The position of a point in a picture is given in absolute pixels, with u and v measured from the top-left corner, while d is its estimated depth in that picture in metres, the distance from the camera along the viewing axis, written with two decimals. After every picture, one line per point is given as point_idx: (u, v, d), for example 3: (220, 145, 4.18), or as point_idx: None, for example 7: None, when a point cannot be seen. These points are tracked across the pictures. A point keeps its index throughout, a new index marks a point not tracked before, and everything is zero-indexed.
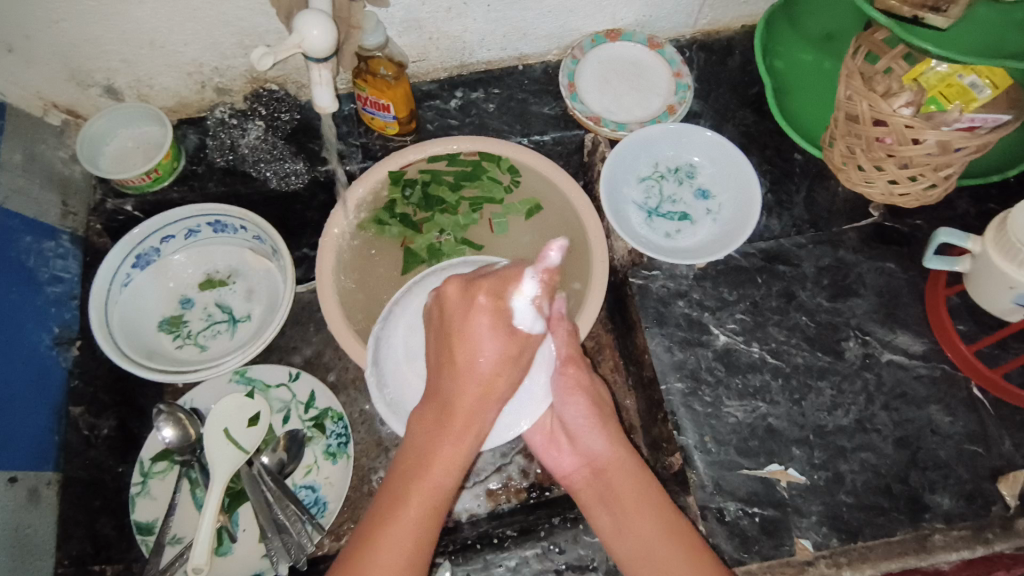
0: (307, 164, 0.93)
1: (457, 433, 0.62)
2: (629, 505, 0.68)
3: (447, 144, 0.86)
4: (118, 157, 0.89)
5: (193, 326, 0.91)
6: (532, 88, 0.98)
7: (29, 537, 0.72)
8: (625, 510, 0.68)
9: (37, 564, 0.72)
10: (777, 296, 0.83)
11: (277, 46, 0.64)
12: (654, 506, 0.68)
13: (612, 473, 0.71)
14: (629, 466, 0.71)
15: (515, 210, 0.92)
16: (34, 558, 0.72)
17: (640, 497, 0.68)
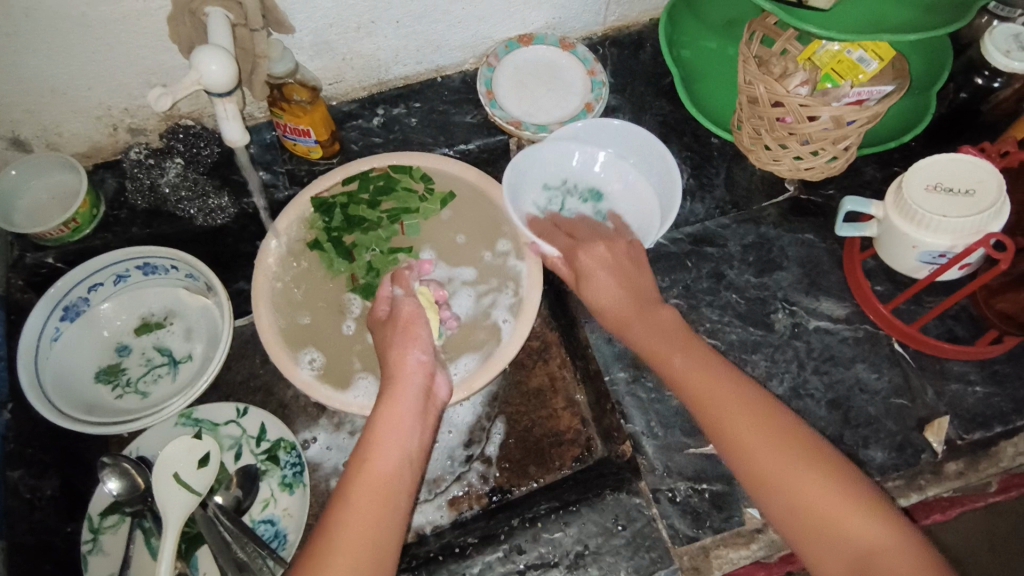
0: (232, 198, 0.92)
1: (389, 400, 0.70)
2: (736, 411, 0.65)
3: (369, 162, 0.90)
4: (33, 210, 0.86)
5: (132, 372, 0.89)
6: (452, 98, 0.99)
7: None
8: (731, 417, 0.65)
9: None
10: (707, 278, 0.86)
11: (176, 85, 0.64)
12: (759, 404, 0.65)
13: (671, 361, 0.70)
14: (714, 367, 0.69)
15: (434, 212, 0.91)
16: None
17: (736, 395, 0.66)
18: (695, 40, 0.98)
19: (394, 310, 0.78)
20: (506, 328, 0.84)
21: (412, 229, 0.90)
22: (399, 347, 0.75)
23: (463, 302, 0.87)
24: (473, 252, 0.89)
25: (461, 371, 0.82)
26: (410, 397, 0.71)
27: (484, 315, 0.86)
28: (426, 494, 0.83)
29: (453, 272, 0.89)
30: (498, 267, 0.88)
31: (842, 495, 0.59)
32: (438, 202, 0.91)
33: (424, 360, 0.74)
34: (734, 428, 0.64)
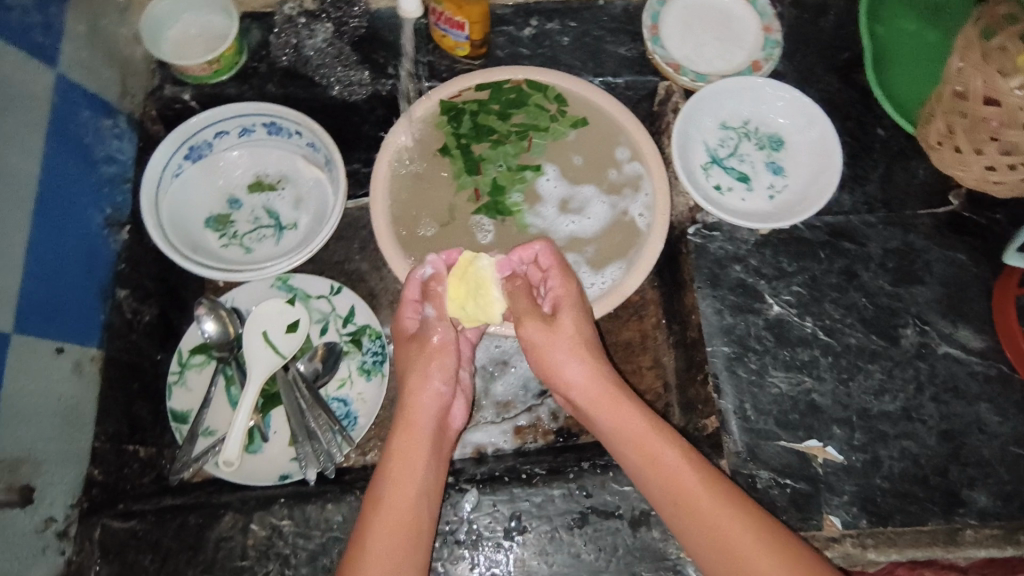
0: (372, 75, 0.89)
1: (399, 445, 0.68)
2: (659, 483, 0.65)
3: (513, 73, 0.85)
4: (179, 42, 0.85)
5: (240, 227, 0.90)
6: (611, 25, 0.92)
7: (77, 410, 0.68)
8: (660, 489, 0.65)
9: (77, 437, 0.67)
10: (838, 274, 0.80)
11: None
12: (696, 479, 0.64)
13: (639, 435, 0.67)
14: (671, 436, 0.67)
15: (563, 134, 0.87)
16: (79, 433, 0.68)
17: (721, 506, 0.63)
18: (890, 18, 0.90)
19: (426, 333, 0.73)
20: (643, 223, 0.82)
21: (538, 149, 0.86)
22: (417, 377, 0.72)
23: (597, 211, 0.83)
24: (596, 174, 0.85)
25: (611, 279, 0.80)
26: (425, 429, 0.70)
27: (613, 226, 0.83)
28: (491, 416, 0.86)
29: (573, 191, 0.84)
30: (624, 183, 0.84)
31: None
32: (569, 126, 0.87)
33: (441, 388, 0.71)
34: (677, 506, 0.64)
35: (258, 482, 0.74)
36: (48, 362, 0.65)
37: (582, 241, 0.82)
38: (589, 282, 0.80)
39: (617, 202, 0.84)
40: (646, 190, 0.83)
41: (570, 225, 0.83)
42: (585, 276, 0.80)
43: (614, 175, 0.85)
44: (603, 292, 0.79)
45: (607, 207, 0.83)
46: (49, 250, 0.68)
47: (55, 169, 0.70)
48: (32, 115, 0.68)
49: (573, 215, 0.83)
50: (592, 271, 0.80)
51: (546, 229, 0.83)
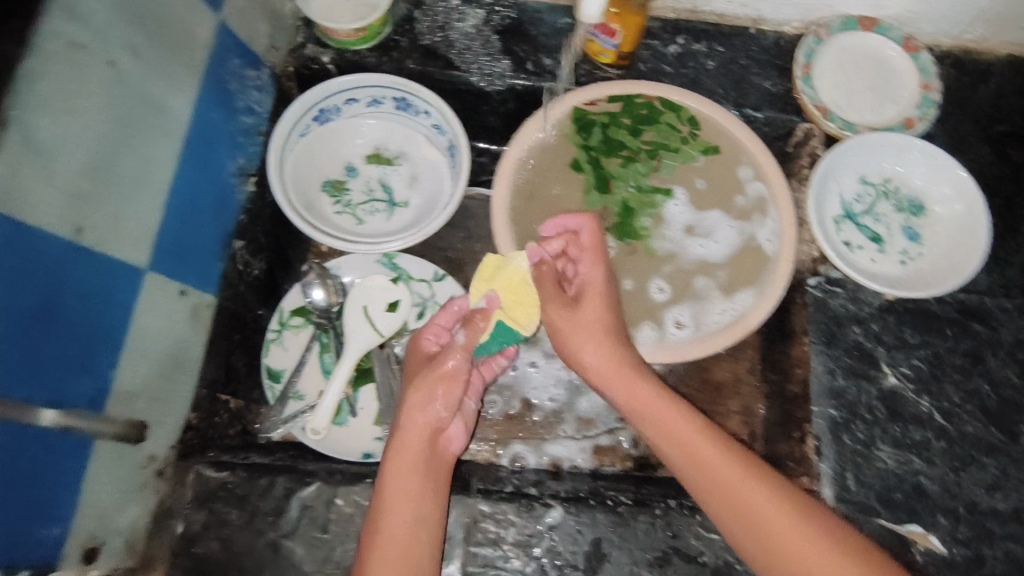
0: (513, 68, 0.86)
1: (394, 461, 0.66)
2: (684, 453, 0.65)
3: (654, 89, 0.83)
4: (330, 4, 0.84)
5: (354, 197, 0.90)
6: (759, 56, 0.89)
7: (186, 355, 0.68)
8: (682, 457, 0.65)
9: (184, 378, 0.68)
10: (962, 355, 0.77)
11: None
12: (719, 450, 0.64)
13: (676, 431, 0.66)
14: (707, 427, 0.65)
15: (693, 158, 0.84)
16: (184, 377, 0.68)
17: (763, 495, 0.60)
18: None
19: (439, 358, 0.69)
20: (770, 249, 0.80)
21: (667, 170, 0.84)
22: (416, 399, 0.69)
23: (724, 236, 0.81)
24: (724, 203, 0.82)
25: (740, 306, 0.78)
26: (419, 443, 0.68)
27: (739, 257, 0.80)
28: (571, 431, 0.85)
29: (699, 217, 0.82)
30: (752, 209, 0.82)
31: (814, 553, 0.57)
32: (699, 150, 0.84)
33: (433, 414, 0.68)
34: (701, 479, 0.63)
35: (342, 455, 0.75)
36: (172, 303, 0.66)
37: (712, 266, 0.80)
38: (717, 307, 0.79)
39: (742, 234, 0.81)
40: (772, 216, 0.80)
41: (698, 249, 0.81)
42: (714, 301, 0.79)
43: (739, 203, 0.82)
44: (732, 318, 0.77)
45: (734, 234, 0.81)
46: (185, 194, 0.68)
47: (202, 114, 0.70)
48: (194, 56, 0.67)
49: (700, 239, 0.81)
50: (724, 298, 0.78)
51: (675, 250, 0.81)
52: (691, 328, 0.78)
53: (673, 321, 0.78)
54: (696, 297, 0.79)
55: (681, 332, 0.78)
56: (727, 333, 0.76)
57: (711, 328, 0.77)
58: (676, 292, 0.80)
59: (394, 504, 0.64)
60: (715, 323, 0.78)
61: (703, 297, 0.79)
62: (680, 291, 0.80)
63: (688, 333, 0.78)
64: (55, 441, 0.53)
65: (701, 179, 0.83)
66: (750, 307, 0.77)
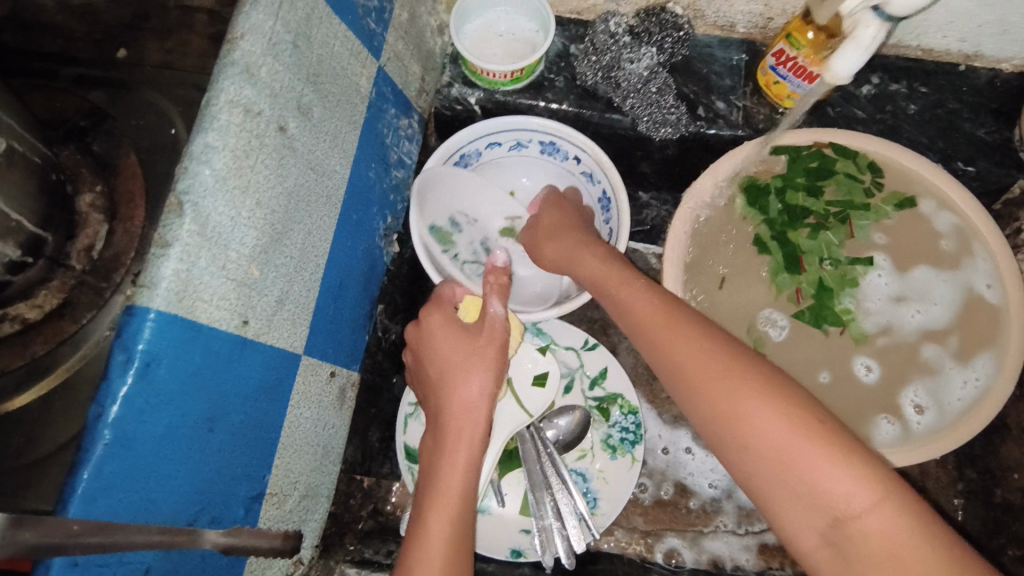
0: (687, 113, 0.76)
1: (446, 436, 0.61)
2: (689, 374, 0.52)
3: (835, 137, 0.71)
4: (479, 41, 0.77)
5: (460, 252, 0.78)
6: (970, 100, 0.77)
7: (333, 439, 0.62)
8: (687, 379, 0.52)
9: (329, 468, 0.61)
10: None
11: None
12: (722, 367, 0.51)
13: (717, 390, 0.50)
14: (750, 379, 0.50)
15: (887, 214, 0.71)
16: (330, 466, 0.62)
17: (822, 458, 0.45)
18: None
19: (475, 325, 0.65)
20: (992, 296, 0.68)
21: (862, 232, 0.71)
22: (457, 369, 0.63)
23: (941, 295, 0.69)
24: (929, 253, 0.70)
25: (985, 374, 0.66)
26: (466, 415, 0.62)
27: (964, 318, 0.68)
28: (731, 525, 0.75)
29: (907, 283, 0.69)
30: (960, 252, 0.69)
31: (848, 484, 0.44)
32: (894, 204, 0.71)
33: (487, 386, 0.63)
34: (708, 406, 0.51)
35: (490, 553, 0.67)
36: (323, 388, 0.59)
37: (939, 333, 0.68)
38: (956, 382, 0.67)
39: (960, 290, 0.68)
40: (982, 253, 0.68)
41: (915, 313, 0.69)
42: (951, 373, 0.67)
43: (944, 249, 0.69)
44: (979, 393, 0.66)
45: (953, 290, 0.68)
46: (340, 262, 0.61)
47: (358, 173, 0.63)
48: (352, 112, 0.61)
49: (915, 303, 0.69)
50: (960, 367, 0.67)
51: (888, 322, 0.70)
52: (935, 412, 0.67)
53: (911, 405, 0.67)
54: (927, 372, 0.68)
55: (926, 418, 0.67)
56: (982, 411, 0.64)
57: (956, 409, 0.66)
58: (899, 372, 0.69)
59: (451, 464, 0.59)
60: (959, 403, 0.66)
61: (934, 369, 0.68)
62: (895, 372, 0.69)
63: (931, 417, 0.67)
64: (213, 563, 0.47)
65: (899, 231, 0.71)
66: (996, 376, 0.65)
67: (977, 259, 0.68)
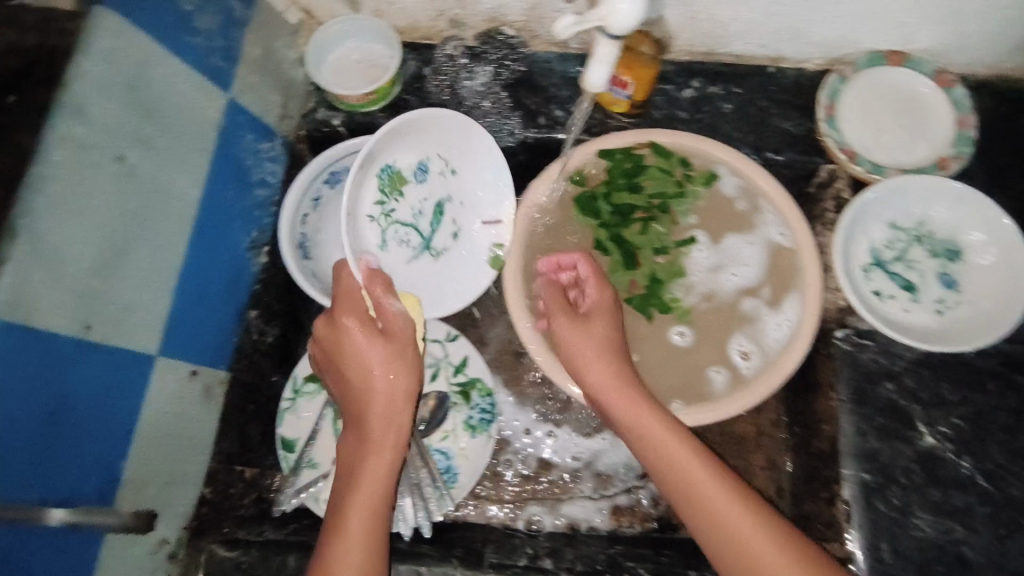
0: (522, 122, 0.85)
1: (371, 438, 0.66)
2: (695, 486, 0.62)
3: (642, 136, 0.79)
4: (338, 70, 0.84)
5: (398, 209, 0.76)
6: (780, 96, 0.86)
7: (196, 432, 0.69)
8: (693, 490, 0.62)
9: (193, 461, 0.69)
10: (1008, 413, 0.72)
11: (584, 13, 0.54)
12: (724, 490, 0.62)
13: (734, 521, 0.60)
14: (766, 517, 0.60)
15: (699, 195, 0.80)
16: (196, 454, 0.69)
17: None
18: None
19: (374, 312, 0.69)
20: (783, 240, 0.77)
21: (681, 217, 0.80)
22: (366, 361, 0.67)
23: (748, 254, 0.78)
24: (729, 219, 0.79)
25: (794, 314, 0.75)
26: (373, 410, 0.67)
27: (769, 269, 0.77)
28: (589, 490, 0.83)
29: (720, 252, 0.78)
30: (750, 211, 0.79)
31: None
32: (705, 181, 0.80)
33: (390, 380, 0.67)
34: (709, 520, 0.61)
35: None
36: (182, 386, 0.67)
37: (753, 287, 0.77)
38: (771, 324, 0.76)
39: (761, 245, 0.78)
40: (768, 207, 0.78)
41: (732, 275, 0.78)
42: (767, 319, 0.76)
43: (739, 209, 0.79)
44: (792, 329, 0.75)
45: (755, 247, 0.78)
46: (198, 274, 0.68)
47: (212, 193, 0.70)
48: (203, 140, 0.68)
49: (730, 268, 0.78)
50: (772, 312, 0.76)
51: (710, 288, 0.78)
52: (758, 354, 0.75)
53: (737, 353, 0.76)
54: (745, 321, 0.77)
55: (751, 361, 0.75)
56: (797, 345, 0.73)
57: (774, 348, 0.75)
58: (723, 328, 0.77)
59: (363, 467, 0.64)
60: (775, 343, 0.75)
61: (753, 319, 0.76)
62: (707, 332, 0.77)
63: (756, 360, 0.75)
64: (66, 538, 0.54)
65: (709, 205, 0.80)
66: (801, 312, 0.74)
67: (767, 213, 0.78)
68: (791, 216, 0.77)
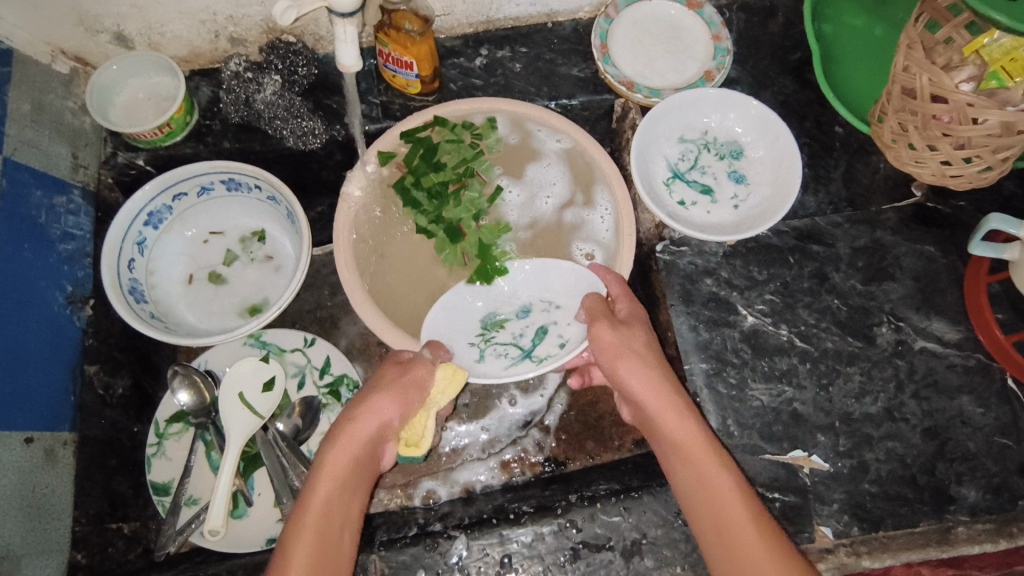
0: (325, 123, 0.88)
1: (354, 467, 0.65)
2: (682, 446, 0.64)
3: (426, 113, 0.83)
4: (129, 108, 0.84)
5: (500, 335, 0.76)
6: (561, 47, 0.92)
7: (47, 497, 0.70)
8: (677, 449, 0.65)
9: (54, 523, 0.70)
10: (809, 278, 0.80)
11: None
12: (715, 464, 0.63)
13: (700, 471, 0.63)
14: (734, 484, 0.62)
15: (494, 145, 0.85)
16: (53, 518, 0.70)
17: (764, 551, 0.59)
18: (838, 15, 0.88)
19: (410, 365, 0.69)
20: (564, 145, 0.84)
21: (489, 173, 0.84)
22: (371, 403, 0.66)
23: (552, 173, 0.84)
24: (516, 153, 0.85)
25: (609, 202, 0.82)
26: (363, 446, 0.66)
27: (572, 177, 0.84)
28: (477, 453, 0.85)
29: (525, 183, 0.84)
30: (525, 138, 0.85)
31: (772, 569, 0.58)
32: (492, 131, 0.84)
33: (382, 421, 0.66)
34: (692, 472, 0.63)
35: (245, 548, 0.74)
36: (18, 455, 0.68)
37: (568, 199, 0.83)
38: (596, 221, 0.82)
39: (556, 161, 0.84)
40: (536, 125, 0.85)
41: (546, 196, 0.84)
42: (592, 218, 0.82)
43: (515, 141, 0.85)
44: (614, 214, 0.81)
45: (552, 163, 0.84)
46: (9, 342, 0.69)
47: (5, 257, 0.70)
48: None
49: (542, 194, 0.84)
50: (589, 210, 0.82)
51: (531, 217, 0.83)
52: (600, 250, 0.81)
53: (582, 255, 0.81)
54: (575, 229, 0.82)
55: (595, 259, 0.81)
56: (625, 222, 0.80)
57: (609, 237, 0.81)
58: (558, 243, 0.82)
59: (335, 496, 0.63)
60: (608, 233, 0.81)
61: (580, 224, 0.82)
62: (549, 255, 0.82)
63: (601, 255, 0.81)
64: None
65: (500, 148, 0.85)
66: (615, 198, 0.81)
67: (540, 130, 0.85)
68: (558, 123, 0.83)
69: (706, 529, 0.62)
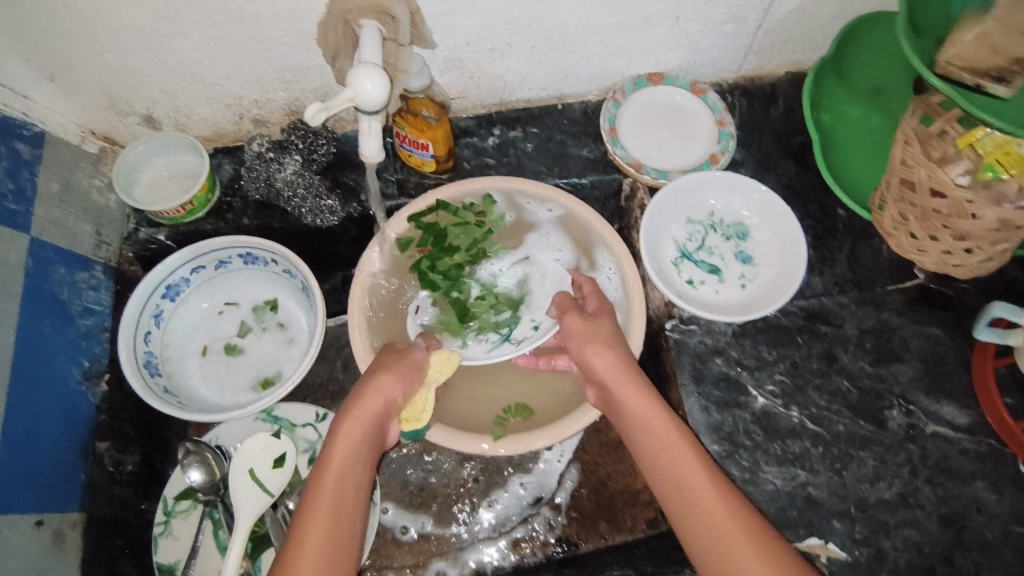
0: (341, 201, 0.90)
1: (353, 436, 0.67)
2: (653, 425, 0.67)
3: (429, 197, 0.84)
4: (152, 185, 0.87)
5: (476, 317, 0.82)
6: (571, 128, 0.95)
7: None
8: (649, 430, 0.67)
9: None
10: (818, 358, 0.81)
11: (329, 101, 0.60)
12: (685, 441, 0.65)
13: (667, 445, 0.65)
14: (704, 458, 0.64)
15: (499, 223, 0.86)
16: None
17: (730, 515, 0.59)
18: (836, 105, 0.92)
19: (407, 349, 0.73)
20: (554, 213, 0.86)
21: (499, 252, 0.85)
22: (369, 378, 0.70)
23: (554, 240, 0.85)
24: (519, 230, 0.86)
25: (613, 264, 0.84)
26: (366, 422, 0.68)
27: (574, 244, 0.86)
28: (488, 532, 0.84)
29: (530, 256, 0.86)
30: (521, 213, 0.87)
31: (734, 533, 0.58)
32: (492, 208, 0.86)
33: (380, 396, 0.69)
34: (662, 449, 0.65)
35: None
36: (27, 537, 0.68)
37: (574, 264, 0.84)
38: (606, 283, 0.84)
39: (554, 228, 0.86)
40: (524, 198, 0.87)
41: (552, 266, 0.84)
42: (602, 279, 0.84)
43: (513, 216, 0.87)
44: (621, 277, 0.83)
45: (551, 229, 0.86)
46: (27, 422, 0.70)
47: (25, 334, 0.71)
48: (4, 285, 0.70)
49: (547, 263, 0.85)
50: (596, 272, 0.84)
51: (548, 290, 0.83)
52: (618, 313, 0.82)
53: None
54: None
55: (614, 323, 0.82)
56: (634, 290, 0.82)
57: (620, 296, 0.83)
58: None
59: (340, 463, 0.65)
60: (618, 293, 0.83)
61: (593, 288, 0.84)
62: None
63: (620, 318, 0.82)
64: None
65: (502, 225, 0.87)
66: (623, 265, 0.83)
67: (529, 202, 0.87)
68: (540, 195, 0.85)
69: (673, 498, 0.63)
